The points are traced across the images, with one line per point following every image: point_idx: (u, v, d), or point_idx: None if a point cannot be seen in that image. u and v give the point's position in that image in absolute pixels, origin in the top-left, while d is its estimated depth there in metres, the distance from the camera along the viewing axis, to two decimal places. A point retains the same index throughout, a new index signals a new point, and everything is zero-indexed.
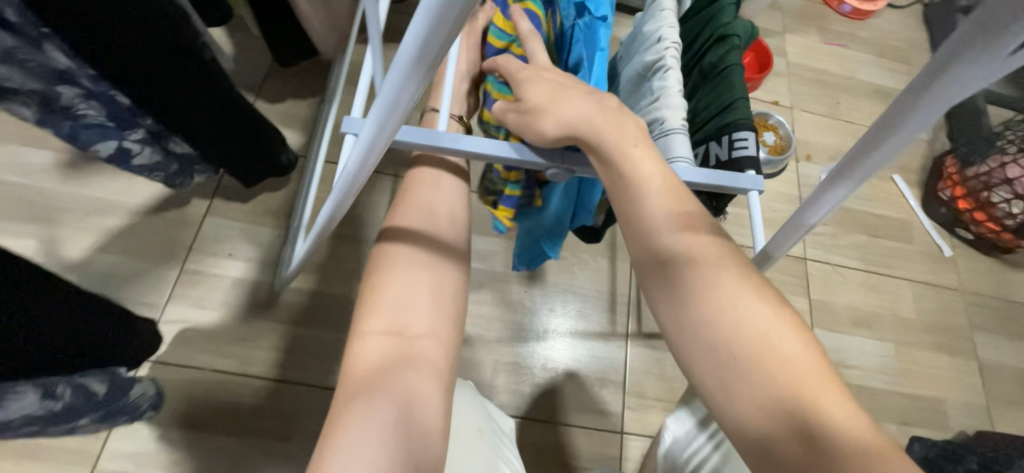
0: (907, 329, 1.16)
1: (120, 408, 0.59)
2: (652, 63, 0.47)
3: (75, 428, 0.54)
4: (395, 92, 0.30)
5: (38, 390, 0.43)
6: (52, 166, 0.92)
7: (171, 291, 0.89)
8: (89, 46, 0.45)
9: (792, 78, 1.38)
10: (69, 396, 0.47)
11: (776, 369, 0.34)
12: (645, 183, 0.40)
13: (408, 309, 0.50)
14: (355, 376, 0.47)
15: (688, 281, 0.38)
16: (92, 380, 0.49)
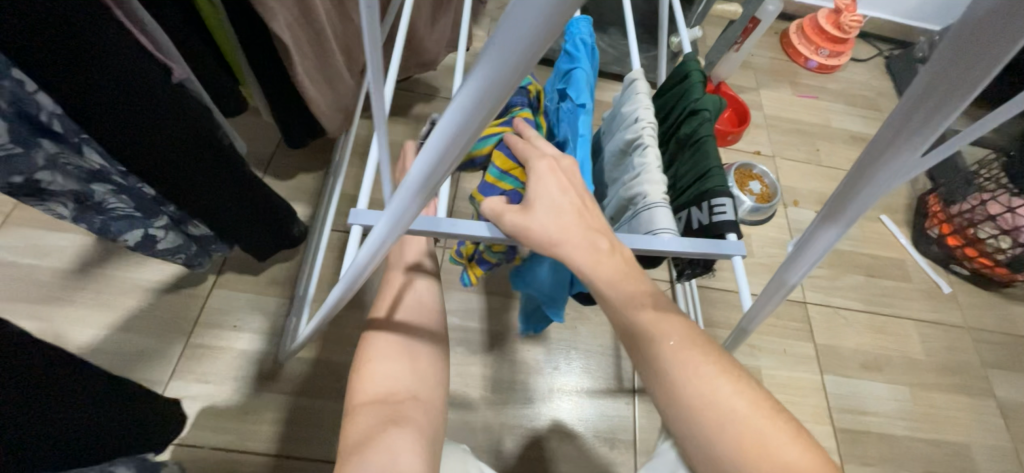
0: (919, 370, 1.14)
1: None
2: (632, 140, 0.51)
3: None
4: (412, 187, 0.34)
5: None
6: (68, 247, 0.96)
7: (176, 367, 0.89)
8: (127, 147, 0.51)
9: (771, 129, 1.46)
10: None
11: (757, 453, 0.37)
12: (624, 281, 0.43)
13: (392, 378, 0.56)
14: (348, 442, 0.51)
15: (675, 377, 0.41)
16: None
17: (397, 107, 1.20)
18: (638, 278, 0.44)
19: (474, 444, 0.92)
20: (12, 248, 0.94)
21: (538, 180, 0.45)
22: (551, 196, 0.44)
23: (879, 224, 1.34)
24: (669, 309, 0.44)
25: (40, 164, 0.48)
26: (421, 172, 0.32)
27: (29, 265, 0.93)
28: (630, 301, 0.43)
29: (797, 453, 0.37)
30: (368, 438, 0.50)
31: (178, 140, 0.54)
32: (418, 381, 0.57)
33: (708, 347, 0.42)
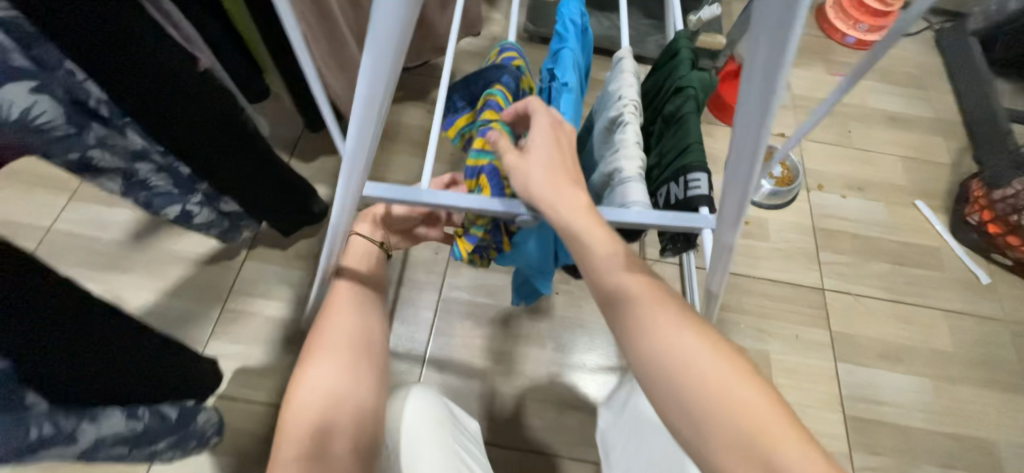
0: (945, 362, 1.09)
1: (190, 432, 0.75)
2: (615, 117, 0.53)
3: (155, 453, 0.69)
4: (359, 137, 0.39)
5: (121, 413, 0.58)
6: (122, 221, 1.08)
7: (212, 329, 0.99)
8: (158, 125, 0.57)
9: (798, 110, 1.40)
10: (148, 418, 0.63)
11: (722, 401, 0.39)
12: (590, 233, 0.45)
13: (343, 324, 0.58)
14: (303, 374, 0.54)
15: (642, 331, 0.43)
16: (164, 408, 0.66)
17: (413, 91, 1.24)
18: (610, 235, 0.46)
19: (478, 411, 0.98)
20: (76, 222, 1.07)
21: (533, 133, 0.47)
22: (547, 148, 0.47)
23: (912, 210, 1.27)
24: (637, 268, 0.46)
25: (91, 143, 0.54)
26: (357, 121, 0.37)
27: (90, 238, 1.06)
28: (605, 260, 0.45)
29: (755, 394, 0.39)
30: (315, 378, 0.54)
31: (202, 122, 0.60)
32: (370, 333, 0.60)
33: (679, 306, 0.44)
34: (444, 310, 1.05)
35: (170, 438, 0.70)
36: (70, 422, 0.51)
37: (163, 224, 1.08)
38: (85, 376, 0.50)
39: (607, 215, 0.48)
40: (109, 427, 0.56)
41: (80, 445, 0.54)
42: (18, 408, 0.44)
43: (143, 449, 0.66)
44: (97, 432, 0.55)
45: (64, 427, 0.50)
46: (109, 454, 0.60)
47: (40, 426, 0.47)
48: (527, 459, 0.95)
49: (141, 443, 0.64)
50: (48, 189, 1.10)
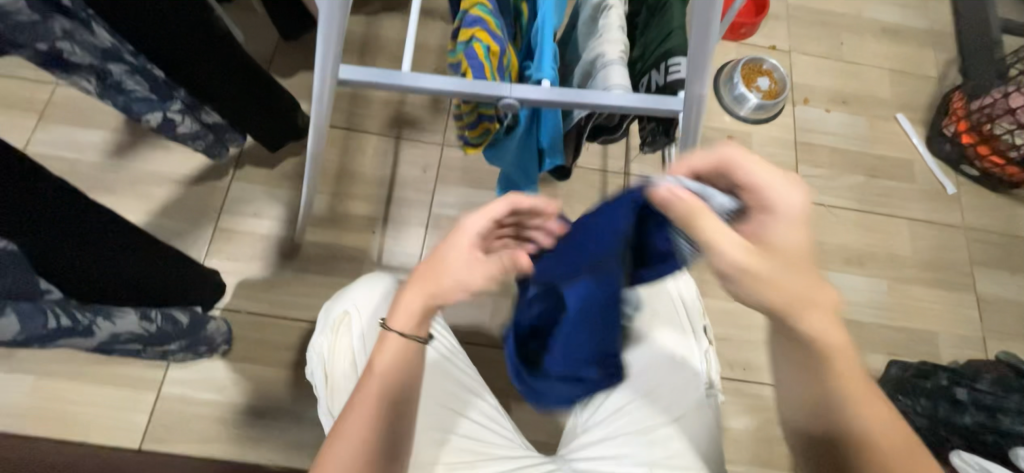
0: (902, 265, 1.17)
1: (200, 338, 0.85)
2: (599, 3, 0.53)
3: (166, 350, 0.81)
4: None
5: (134, 311, 0.65)
6: (99, 143, 1.05)
7: (208, 248, 1.02)
8: (121, 17, 0.56)
9: (792, 21, 1.35)
10: (158, 321, 0.70)
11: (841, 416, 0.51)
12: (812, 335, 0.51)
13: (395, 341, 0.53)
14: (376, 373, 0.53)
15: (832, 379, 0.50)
16: (175, 313, 0.74)
17: (391, 1, 1.17)
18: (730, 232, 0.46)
19: (470, 316, 1.04)
20: (50, 144, 1.04)
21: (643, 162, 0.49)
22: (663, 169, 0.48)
23: (892, 124, 1.29)
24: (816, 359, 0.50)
25: (58, 35, 0.53)
26: None
27: (68, 160, 1.03)
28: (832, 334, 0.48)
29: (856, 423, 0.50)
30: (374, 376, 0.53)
31: (172, 21, 0.59)
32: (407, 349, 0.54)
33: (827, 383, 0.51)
34: (433, 226, 1.08)
35: (181, 341, 0.80)
36: (86, 316, 0.56)
37: (143, 146, 1.06)
38: (86, 268, 0.53)
39: (585, 96, 0.49)
40: (123, 325, 0.63)
41: (98, 338, 0.59)
42: (34, 295, 0.47)
43: (154, 347, 0.76)
44: (114, 327, 0.61)
45: (80, 320, 0.54)
46: (124, 345, 0.68)
47: (58, 317, 0.51)
48: None
49: (154, 341, 0.74)
50: (15, 111, 1.05)
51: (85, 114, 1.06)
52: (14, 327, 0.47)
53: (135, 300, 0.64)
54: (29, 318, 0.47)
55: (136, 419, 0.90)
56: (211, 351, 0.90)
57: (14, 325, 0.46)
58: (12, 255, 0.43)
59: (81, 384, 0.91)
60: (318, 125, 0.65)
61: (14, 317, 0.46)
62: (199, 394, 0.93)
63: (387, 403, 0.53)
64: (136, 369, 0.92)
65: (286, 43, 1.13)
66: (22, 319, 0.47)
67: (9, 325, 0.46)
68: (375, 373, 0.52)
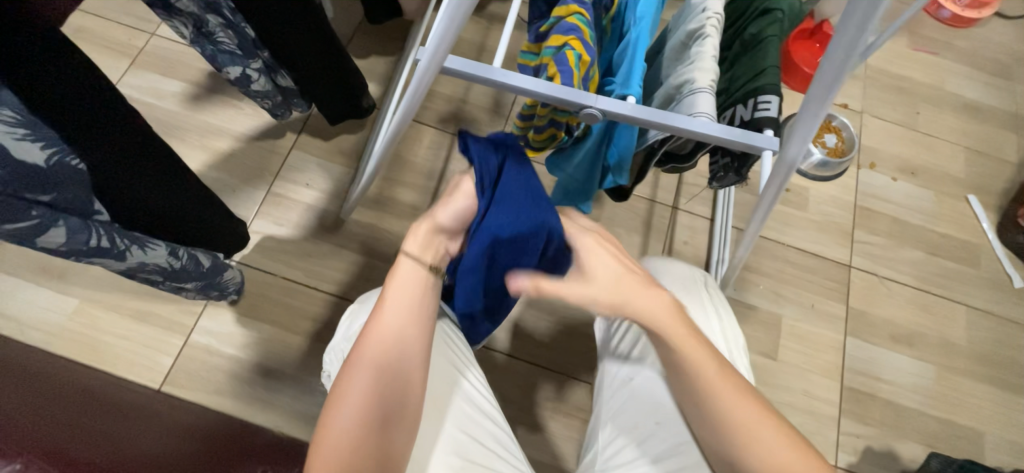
0: (953, 353, 1.10)
1: (215, 284, 0.83)
2: (695, 30, 0.53)
3: (184, 289, 0.79)
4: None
5: (167, 248, 0.65)
6: (179, 93, 1.11)
7: (257, 209, 1.05)
8: None
9: (868, 82, 1.32)
10: (184, 260, 0.69)
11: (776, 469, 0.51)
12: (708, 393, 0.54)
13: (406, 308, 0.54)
14: (382, 322, 0.53)
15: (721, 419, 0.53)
16: (201, 255, 0.73)
17: None
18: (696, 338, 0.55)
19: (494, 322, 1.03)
20: (136, 87, 1.11)
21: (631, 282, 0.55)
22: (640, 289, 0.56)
23: (962, 204, 1.22)
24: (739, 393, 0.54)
25: None
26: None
27: (149, 104, 1.10)
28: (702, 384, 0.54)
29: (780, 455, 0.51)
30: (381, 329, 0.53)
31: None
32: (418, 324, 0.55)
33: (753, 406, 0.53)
34: None
35: (198, 282, 0.78)
36: (124, 242, 0.58)
37: (218, 103, 1.11)
38: (141, 200, 0.55)
39: (669, 119, 0.49)
40: (151, 257, 0.63)
41: (128, 263, 0.61)
42: (84, 212, 0.51)
43: (172, 284, 0.74)
44: (144, 257, 0.62)
45: (118, 244, 0.57)
46: (147, 275, 0.68)
47: (99, 238, 0.54)
48: (532, 371, 1.01)
49: (175, 278, 0.72)
50: (111, 52, 1.13)
51: (172, 65, 1.13)
52: (61, 238, 0.51)
53: (176, 236, 0.66)
54: (76, 231, 0.51)
55: (160, 359, 0.93)
56: (220, 299, 0.91)
57: (62, 234, 0.50)
58: (79, 173, 0.47)
59: (118, 316, 0.94)
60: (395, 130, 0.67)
61: (64, 228, 0.50)
62: (222, 347, 0.95)
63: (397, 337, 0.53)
64: (172, 312, 0.95)
65: (366, 28, 1.18)
66: (71, 232, 0.51)
67: (57, 236, 0.50)
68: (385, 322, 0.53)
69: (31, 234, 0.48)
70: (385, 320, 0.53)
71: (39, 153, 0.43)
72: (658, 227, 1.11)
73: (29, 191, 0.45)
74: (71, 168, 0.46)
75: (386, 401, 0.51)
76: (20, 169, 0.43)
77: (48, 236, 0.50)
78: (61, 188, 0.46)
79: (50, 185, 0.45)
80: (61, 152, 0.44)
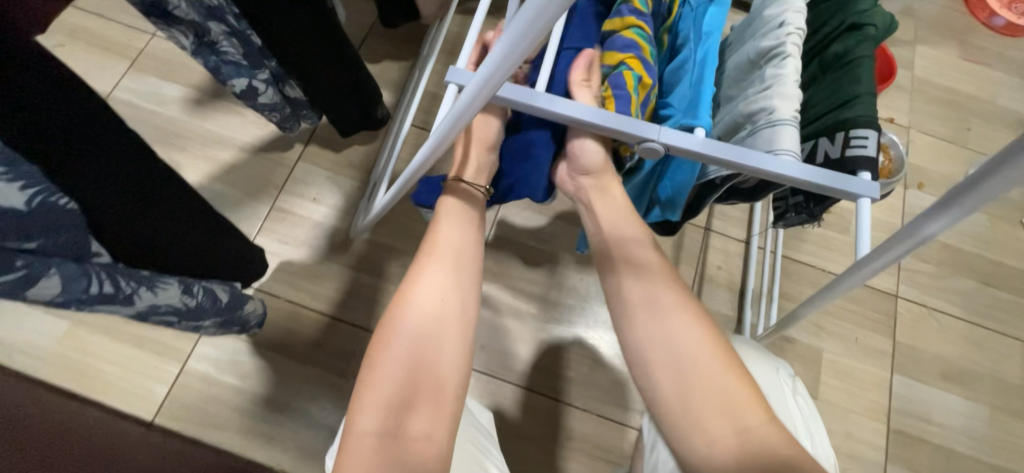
0: (1009, 394, 1.01)
1: (237, 319, 0.75)
2: (769, 49, 0.45)
3: (200, 326, 0.69)
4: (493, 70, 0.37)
5: (178, 284, 0.54)
6: (181, 99, 1.04)
7: (261, 225, 0.98)
8: None
9: (915, 95, 1.23)
10: (200, 296, 0.59)
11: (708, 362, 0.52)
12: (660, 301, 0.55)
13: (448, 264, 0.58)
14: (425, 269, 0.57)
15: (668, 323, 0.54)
16: (217, 288, 0.63)
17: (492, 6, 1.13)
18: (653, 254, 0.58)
19: (511, 351, 0.95)
20: (136, 92, 1.04)
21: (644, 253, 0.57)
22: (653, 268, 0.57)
23: (1018, 229, 1.13)
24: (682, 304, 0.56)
25: None
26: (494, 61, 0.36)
27: (149, 111, 1.03)
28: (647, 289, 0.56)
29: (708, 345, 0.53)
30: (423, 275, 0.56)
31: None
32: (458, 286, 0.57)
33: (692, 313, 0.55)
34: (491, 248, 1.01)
35: (217, 318, 0.68)
36: (130, 284, 0.47)
37: (221, 110, 1.05)
38: (146, 235, 0.45)
39: (748, 158, 0.41)
40: (164, 297, 0.53)
41: (137, 307, 0.51)
42: (80, 255, 0.40)
43: (191, 322, 0.65)
44: (154, 299, 0.52)
45: (123, 288, 0.47)
46: (157, 316, 0.57)
47: (101, 282, 0.44)
48: (552, 406, 0.93)
49: (191, 316, 0.62)
50: (109, 53, 1.06)
51: (174, 68, 1.06)
52: (55, 288, 0.40)
53: (187, 271, 0.55)
54: (73, 278, 0.40)
55: (155, 388, 0.86)
56: (241, 334, 0.83)
57: (55, 286, 0.39)
58: (70, 213, 0.36)
59: (112, 340, 0.88)
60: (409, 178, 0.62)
61: (58, 277, 0.39)
62: (221, 376, 0.88)
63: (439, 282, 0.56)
64: (168, 336, 0.89)
65: (379, 31, 1.10)
66: (66, 281, 0.40)
67: (48, 287, 0.39)
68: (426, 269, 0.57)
69: (16, 289, 0.37)
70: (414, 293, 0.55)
71: (18, 196, 0.32)
72: (689, 250, 1.03)
73: (8, 240, 0.34)
74: (59, 208, 0.35)
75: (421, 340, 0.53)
76: None
77: (40, 289, 0.39)
78: (51, 233, 0.36)
79: (34, 231, 0.34)
80: (48, 191, 0.34)
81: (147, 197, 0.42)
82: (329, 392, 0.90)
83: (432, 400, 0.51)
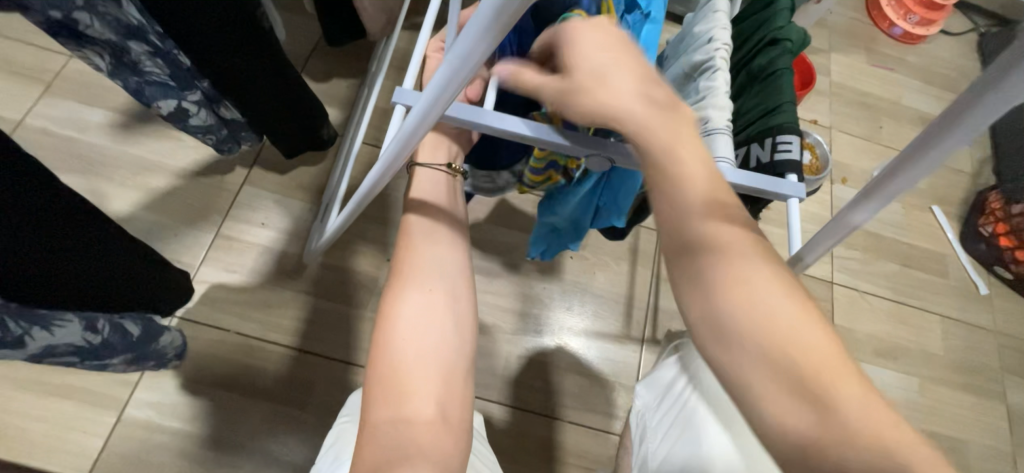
0: (933, 364, 1.12)
1: (152, 352, 0.69)
2: (702, 62, 0.48)
3: (108, 365, 0.62)
4: (439, 92, 0.37)
5: (79, 321, 0.50)
6: (105, 124, 0.97)
7: (204, 254, 0.92)
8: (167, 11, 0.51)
9: (834, 98, 1.35)
10: (106, 333, 0.54)
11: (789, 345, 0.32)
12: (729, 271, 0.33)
13: (438, 251, 0.55)
14: (411, 260, 0.54)
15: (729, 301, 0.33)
16: (127, 322, 0.58)
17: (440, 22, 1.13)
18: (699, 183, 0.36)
19: (478, 365, 0.95)
20: (51, 118, 0.96)
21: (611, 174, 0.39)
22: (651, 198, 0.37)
23: (928, 214, 1.26)
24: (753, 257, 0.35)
25: (79, 4, 0.45)
26: (441, 83, 0.36)
27: (68, 138, 0.95)
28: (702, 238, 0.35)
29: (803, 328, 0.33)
30: (409, 269, 0.53)
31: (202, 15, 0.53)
32: (449, 273, 0.55)
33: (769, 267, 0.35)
34: None
35: (127, 355, 0.62)
36: (21, 325, 0.44)
37: (152, 135, 0.98)
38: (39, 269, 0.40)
39: None
40: (63, 336, 0.49)
41: (30, 350, 0.47)
42: None
43: (95, 361, 0.58)
44: (50, 339, 0.48)
45: (13, 331, 0.43)
46: (57, 357, 0.53)
47: None
48: (524, 417, 0.93)
49: (96, 356, 0.56)
50: (16, 77, 0.97)
51: (96, 92, 0.99)
52: None
53: (88, 311, 0.50)
54: None
55: (86, 442, 0.78)
56: (156, 368, 0.76)
57: None
58: None
59: (32, 394, 0.79)
60: (359, 201, 0.60)
61: None
62: (164, 421, 0.81)
63: (430, 270, 0.54)
64: (100, 384, 0.81)
65: (324, 48, 1.08)
66: None
67: None
68: (413, 261, 0.54)
69: None
70: (407, 283, 0.53)
71: None
72: (644, 253, 1.07)
73: None
74: None
75: (421, 330, 0.51)
76: None
77: None
78: None
79: None
80: None
81: (40, 230, 0.38)
82: (288, 426, 0.85)
83: (444, 374, 0.50)
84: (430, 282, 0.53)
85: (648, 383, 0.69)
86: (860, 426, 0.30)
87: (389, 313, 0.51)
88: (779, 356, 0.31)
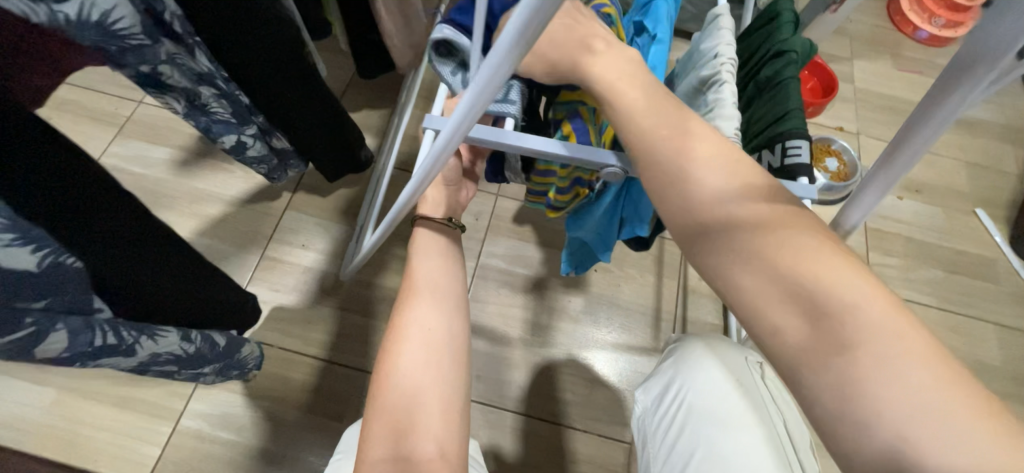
0: (990, 375, 1.05)
1: (234, 363, 0.75)
2: (709, 77, 0.51)
3: (200, 373, 0.69)
4: (459, 119, 0.41)
5: (178, 333, 0.55)
6: (167, 160, 1.08)
7: (251, 275, 1.00)
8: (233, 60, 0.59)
9: (860, 104, 1.33)
10: (199, 343, 0.59)
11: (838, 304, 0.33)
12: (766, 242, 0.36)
13: (434, 283, 0.59)
14: (409, 294, 0.58)
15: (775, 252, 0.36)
16: (215, 335, 0.63)
17: None
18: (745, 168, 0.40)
19: (507, 378, 0.96)
20: (122, 157, 1.07)
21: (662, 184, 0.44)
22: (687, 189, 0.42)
23: (972, 218, 1.21)
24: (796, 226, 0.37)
25: (162, 59, 0.52)
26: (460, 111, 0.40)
27: (136, 174, 1.06)
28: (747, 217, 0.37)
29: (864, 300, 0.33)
30: (405, 306, 0.58)
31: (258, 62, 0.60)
32: (444, 303, 0.59)
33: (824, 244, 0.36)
34: (480, 275, 1.04)
35: (215, 364, 0.69)
36: (132, 334, 0.48)
37: (207, 168, 1.08)
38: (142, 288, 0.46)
39: None
40: (164, 345, 0.53)
41: (139, 357, 0.52)
42: (87, 310, 0.41)
43: (191, 369, 0.64)
44: (155, 348, 0.52)
45: (126, 339, 0.47)
46: (158, 367, 0.58)
47: (107, 336, 0.45)
48: (554, 430, 0.94)
49: (191, 364, 0.62)
50: (95, 122, 1.10)
51: (160, 132, 1.10)
52: (61, 345, 0.41)
53: (186, 324, 0.56)
54: (78, 334, 0.42)
55: (147, 450, 0.85)
56: (241, 376, 0.83)
57: (61, 342, 0.41)
58: (79, 272, 0.37)
59: (101, 405, 0.86)
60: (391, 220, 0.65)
61: (65, 333, 0.41)
62: (215, 432, 0.87)
63: (427, 303, 0.58)
64: (160, 396, 0.88)
65: (359, 82, 1.17)
66: (72, 335, 0.42)
67: (55, 342, 0.41)
68: (412, 295, 0.58)
69: (27, 347, 0.39)
70: (405, 319, 0.57)
71: (28, 258, 0.33)
72: (670, 264, 1.07)
73: (20, 299, 0.35)
74: (66, 268, 0.36)
75: (418, 364, 0.54)
76: (8, 280, 0.33)
77: (47, 345, 0.40)
78: (53, 292, 0.37)
79: (39, 291, 0.36)
80: (56, 252, 0.34)
81: (144, 254, 0.43)
82: (327, 437, 0.89)
83: (441, 416, 0.53)
84: (427, 314, 0.57)
85: (643, 387, 0.68)
86: (887, 358, 0.31)
87: (390, 357, 0.55)
88: (805, 284, 0.34)
